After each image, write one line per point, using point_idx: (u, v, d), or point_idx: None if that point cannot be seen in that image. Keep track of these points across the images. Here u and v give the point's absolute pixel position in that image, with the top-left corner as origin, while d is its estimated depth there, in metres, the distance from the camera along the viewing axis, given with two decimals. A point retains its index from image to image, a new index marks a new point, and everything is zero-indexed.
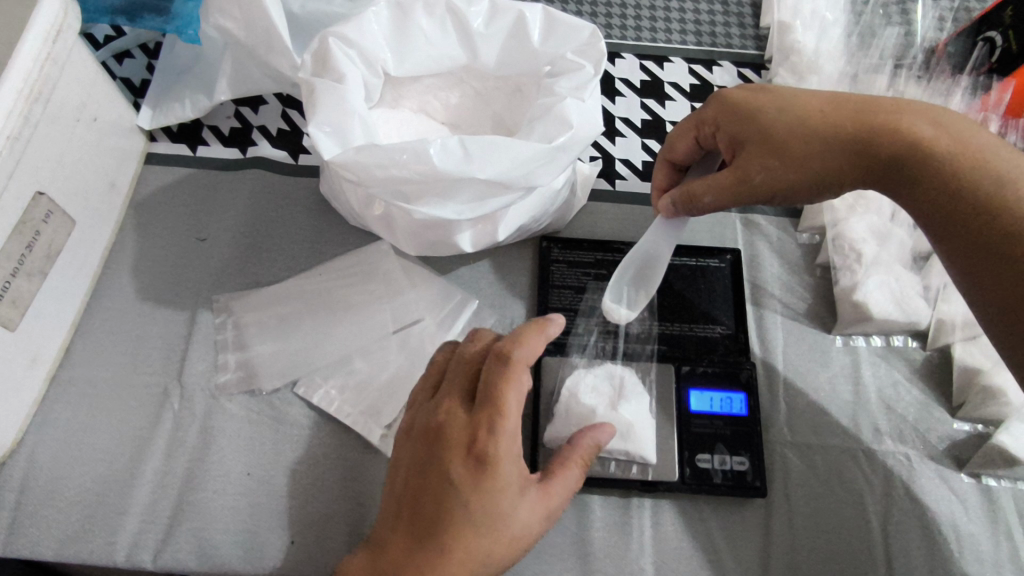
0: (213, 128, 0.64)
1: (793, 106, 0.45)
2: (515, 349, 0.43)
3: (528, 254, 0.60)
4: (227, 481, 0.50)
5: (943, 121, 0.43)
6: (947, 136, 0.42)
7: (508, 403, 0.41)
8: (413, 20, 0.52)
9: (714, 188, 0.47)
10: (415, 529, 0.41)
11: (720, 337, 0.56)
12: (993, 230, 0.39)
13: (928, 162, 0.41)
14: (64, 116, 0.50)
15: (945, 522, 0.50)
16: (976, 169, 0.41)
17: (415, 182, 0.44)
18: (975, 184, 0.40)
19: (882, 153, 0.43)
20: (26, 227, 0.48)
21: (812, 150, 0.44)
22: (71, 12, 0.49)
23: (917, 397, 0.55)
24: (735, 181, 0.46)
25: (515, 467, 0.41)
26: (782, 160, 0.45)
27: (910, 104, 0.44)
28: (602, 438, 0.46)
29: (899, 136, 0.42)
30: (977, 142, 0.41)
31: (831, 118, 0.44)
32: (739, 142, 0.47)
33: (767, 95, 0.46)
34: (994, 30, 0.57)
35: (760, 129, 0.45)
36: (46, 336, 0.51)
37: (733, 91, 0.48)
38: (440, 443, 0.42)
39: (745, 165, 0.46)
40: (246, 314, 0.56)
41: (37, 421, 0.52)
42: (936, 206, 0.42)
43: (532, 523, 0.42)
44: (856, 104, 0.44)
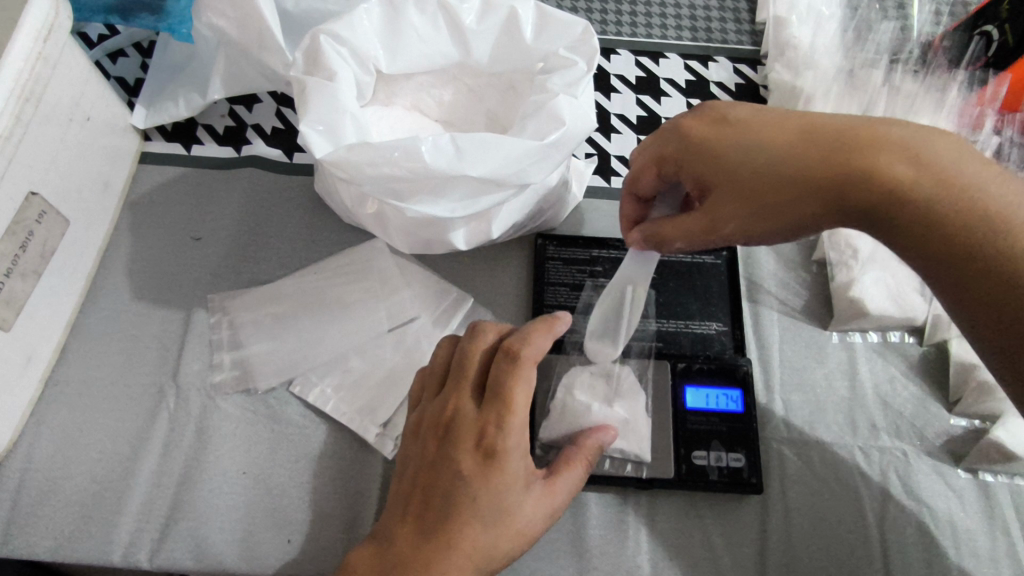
0: (208, 127, 0.64)
1: (759, 148, 0.42)
2: (525, 345, 0.43)
3: (523, 251, 0.60)
4: (223, 481, 0.50)
5: (923, 155, 0.39)
6: (926, 175, 0.38)
7: (517, 397, 0.42)
8: (405, 18, 0.52)
9: (685, 236, 0.45)
10: (422, 521, 0.40)
11: (715, 334, 0.56)
12: (986, 279, 0.37)
13: (908, 207, 0.38)
14: (57, 116, 0.50)
15: (942, 518, 0.50)
16: (958, 210, 0.38)
17: (408, 180, 0.44)
18: (957, 227, 0.37)
19: (859, 199, 0.40)
20: (19, 228, 0.48)
21: (783, 197, 0.41)
22: (62, 11, 0.49)
23: (914, 393, 0.55)
24: (705, 230, 0.44)
25: (523, 461, 0.42)
26: (752, 209, 0.42)
27: (887, 134, 0.40)
28: (604, 440, 0.47)
29: (876, 180, 0.39)
30: (963, 179, 0.38)
31: (800, 162, 0.41)
32: (704, 185, 0.44)
33: (730, 132, 0.43)
34: (991, 25, 0.57)
35: (726, 174, 0.43)
36: (41, 336, 0.51)
37: (695, 127, 0.44)
38: (449, 436, 0.42)
39: (714, 214, 0.44)
40: (241, 313, 0.56)
41: (33, 421, 0.52)
42: (921, 251, 0.39)
43: (538, 518, 0.42)
44: (826, 141, 0.40)
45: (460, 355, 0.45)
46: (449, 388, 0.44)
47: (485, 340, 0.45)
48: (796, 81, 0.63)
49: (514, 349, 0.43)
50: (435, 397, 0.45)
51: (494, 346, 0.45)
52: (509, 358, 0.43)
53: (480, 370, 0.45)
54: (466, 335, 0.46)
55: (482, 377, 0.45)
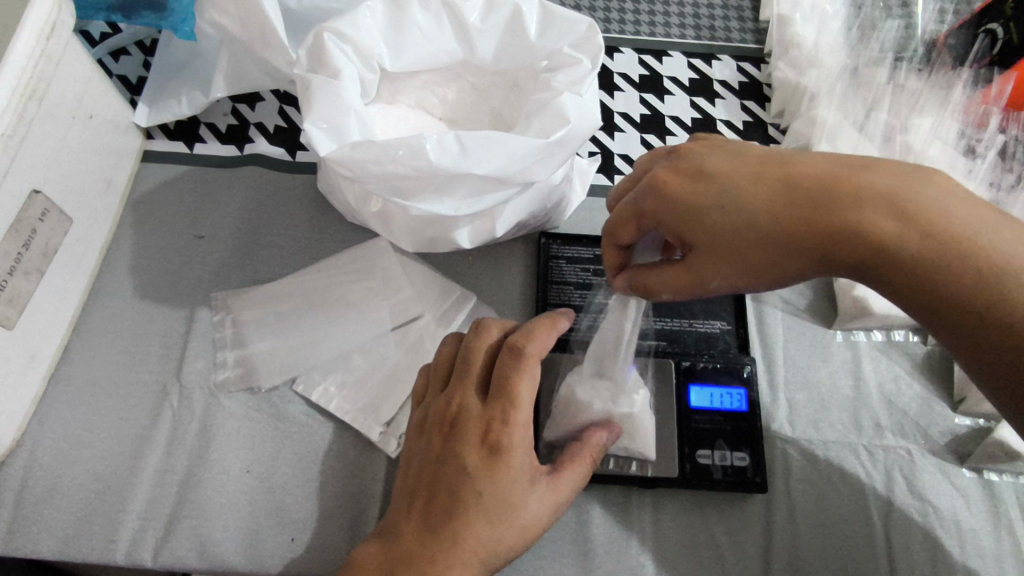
0: (211, 125, 0.63)
1: (739, 205, 0.40)
2: (529, 342, 0.43)
3: (526, 250, 0.59)
4: (227, 479, 0.50)
5: (910, 206, 0.37)
6: (914, 228, 0.37)
7: (522, 393, 0.42)
8: (409, 16, 0.52)
9: (670, 291, 0.44)
10: (428, 517, 0.40)
11: (719, 333, 0.56)
12: (984, 331, 0.35)
13: (898, 261, 0.37)
14: (60, 114, 0.50)
15: (947, 517, 0.50)
16: (951, 261, 0.36)
17: (412, 178, 0.44)
18: (952, 280, 0.36)
19: (846, 256, 0.38)
20: (23, 226, 0.48)
21: (767, 254, 0.40)
22: (64, 9, 0.48)
23: (918, 392, 0.55)
24: (689, 286, 0.43)
25: (527, 457, 0.42)
26: (736, 266, 0.41)
27: (872, 185, 0.38)
28: (608, 437, 0.47)
29: (862, 236, 0.37)
30: (953, 230, 0.36)
31: (782, 219, 0.39)
32: (686, 242, 0.42)
33: (709, 188, 0.41)
34: (995, 22, 0.56)
35: (707, 232, 0.41)
36: (44, 334, 0.51)
37: (671, 181, 0.42)
38: (454, 432, 0.42)
39: (698, 271, 0.42)
40: (244, 312, 0.56)
41: (37, 419, 0.52)
42: (915, 302, 0.38)
43: (543, 513, 0.42)
44: (807, 194, 0.39)
45: (464, 352, 0.45)
46: (453, 384, 0.44)
47: (489, 337, 0.45)
48: (799, 79, 0.63)
49: (519, 345, 0.43)
50: (439, 394, 0.45)
51: (498, 343, 0.46)
52: (513, 354, 0.43)
53: (484, 366, 0.45)
54: (470, 332, 0.46)
55: (486, 374, 0.45)
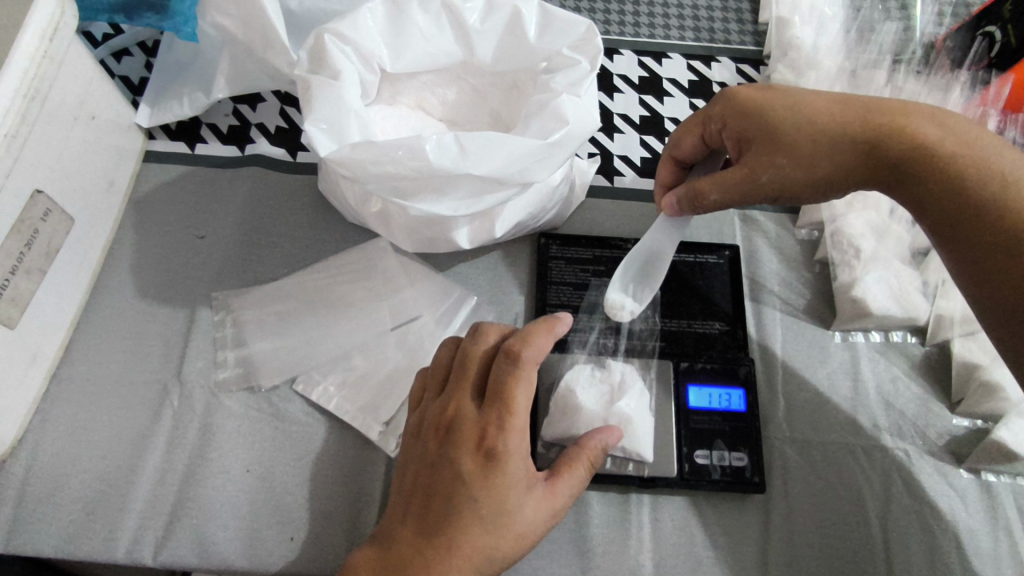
0: (212, 126, 0.64)
1: (800, 106, 0.45)
2: (524, 347, 0.43)
3: (526, 251, 0.60)
4: (226, 478, 0.50)
5: (946, 122, 0.43)
6: (950, 137, 0.42)
7: (518, 399, 0.42)
8: (408, 16, 0.52)
9: (721, 187, 0.47)
10: (423, 522, 0.41)
11: (718, 334, 0.56)
12: (1002, 232, 0.39)
13: (932, 165, 0.42)
14: (62, 115, 0.50)
15: (944, 518, 0.50)
16: (978, 169, 0.41)
17: (411, 178, 0.44)
18: (980, 183, 0.41)
19: (888, 156, 0.43)
20: (24, 226, 0.48)
21: (819, 149, 0.44)
22: (68, 10, 0.49)
23: (917, 393, 0.55)
24: (742, 180, 0.46)
25: (524, 463, 0.42)
26: (791, 159, 0.45)
27: (916, 105, 0.44)
28: (608, 441, 0.46)
29: (906, 138, 0.42)
30: (981, 144, 0.42)
31: (838, 119, 0.44)
32: (746, 140, 0.47)
33: (774, 93, 0.47)
34: (993, 26, 0.57)
35: (769, 128, 0.45)
36: (46, 333, 0.52)
37: (741, 90, 0.48)
38: (449, 438, 0.42)
39: (754, 164, 0.46)
40: (246, 311, 0.57)
41: (38, 418, 0.52)
42: (941, 210, 0.42)
43: (539, 520, 0.42)
44: (860, 103, 0.44)
45: (461, 357, 0.45)
46: (450, 389, 0.45)
47: (486, 341, 0.46)
48: (798, 81, 0.63)
49: (514, 350, 0.43)
50: (436, 398, 0.46)
51: (495, 347, 0.46)
52: (508, 359, 0.43)
53: (481, 371, 0.45)
54: (468, 336, 0.46)
55: (482, 379, 0.45)
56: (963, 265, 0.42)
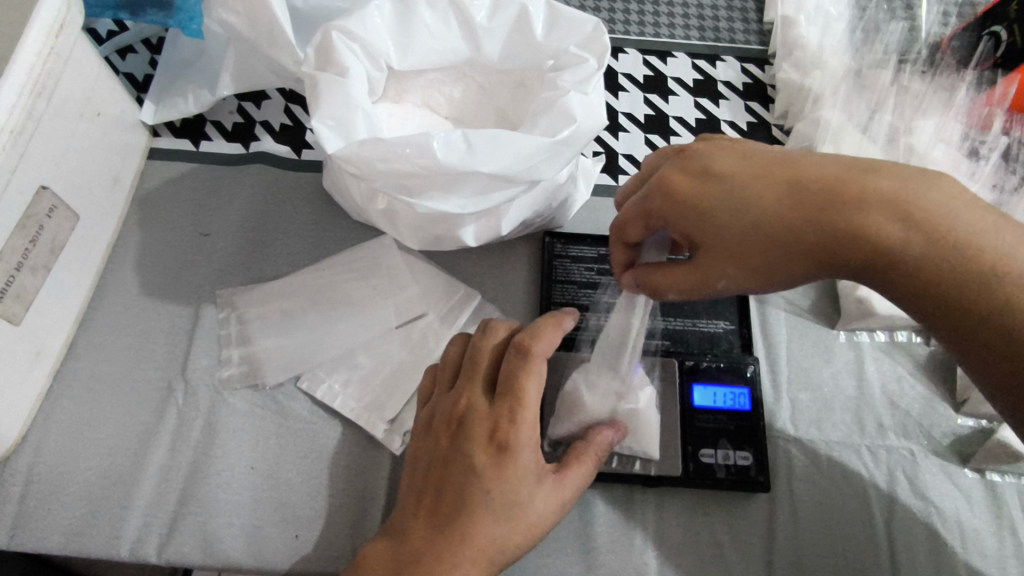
0: (216, 123, 0.64)
1: (747, 204, 0.41)
2: (535, 342, 0.43)
3: (530, 249, 0.60)
4: (231, 476, 0.50)
5: (913, 211, 0.38)
6: (918, 232, 0.38)
7: (529, 392, 0.42)
8: (416, 14, 0.52)
9: (678, 289, 0.45)
10: (435, 515, 0.41)
11: (722, 333, 0.56)
12: (978, 339, 0.37)
13: (901, 261, 0.38)
14: (68, 111, 0.50)
15: (949, 518, 0.50)
16: (952, 267, 0.37)
17: (418, 176, 0.44)
18: (954, 283, 0.37)
19: (852, 255, 0.39)
20: (29, 223, 0.48)
21: (776, 253, 0.41)
22: (74, 6, 0.49)
23: (921, 393, 0.55)
24: (698, 285, 0.44)
25: (534, 456, 0.42)
26: (743, 268, 0.42)
27: (877, 189, 0.39)
28: (615, 436, 0.47)
29: (866, 235, 0.39)
30: (957, 232, 0.38)
31: (790, 218, 0.40)
32: (693, 242, 0.43)
33: (716, 188, 0.42)
34: (1000, 25, 0.57)
35: (716, 234, 0.42)
36: (50, 330, 0.52)
37: (678, 180, 0.43)
38: (461, 431, 0.42)
39: (707, 270, 0.43)
40: (250, 309, 0.56)
41: (42, 415, 0.52)
42: (919, 303, 0.39)
43: (550, 512, 0.42)
44: (811, 194, 0.40)
45: (472, 352, 0.45)
46: (461, 384, 0.44)
47: (496, 337, 0.46)
48: (803, 81, 0.63)
49: (525, 345, 0.43)
50: (446, 393, 0.46)
51: (505, 342, 0.46)
52: (520, 354, 0.43)
53: (491, 366, 0.45)
54: (478, 332, 0.47)
55: (492, 374, 0.45)
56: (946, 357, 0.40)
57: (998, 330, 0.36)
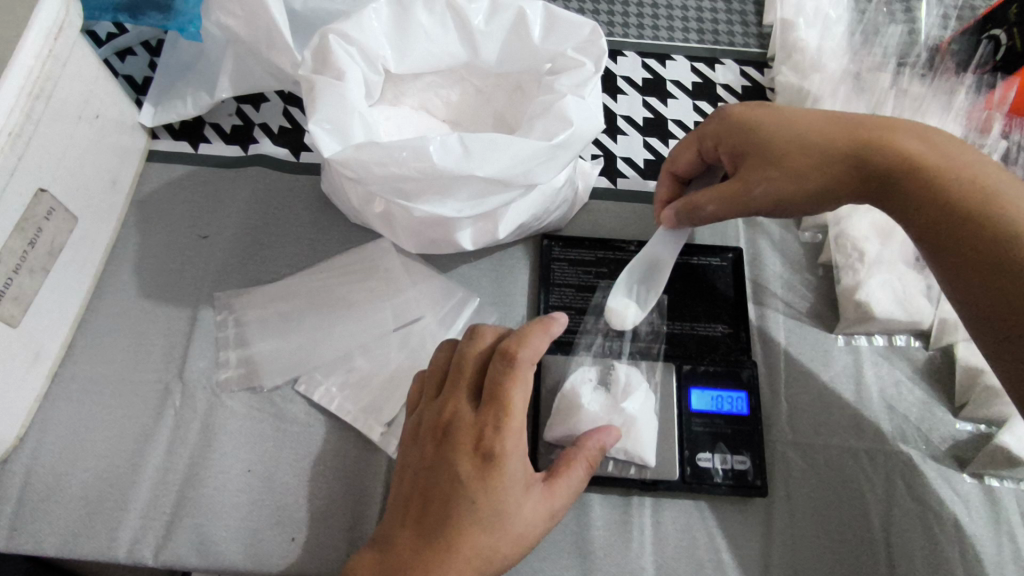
0: (215, 126, 0.64)
1: (792, 123, 0.46)
2: (520, 348, 0.43)
3: (528, 252, 0.60)
4: (228, 478, 0.50)
5: (932, 138, 0.44)
6: (935, 152, 0.43)
7: (515, 400, 0.42)
8: (413, 17, 0.51)
9: (716, 200, 0.48)
10: (422, 524, 0.41)
11: (721, 336, 0.56)
12: (984, 243, 0.40)
13: (920, 179, 0.43)
14: (67, 114, 0.50)
15: (948, 523, 0.50)
16: (963, 181, 0.42)
17: (415, 180, 0.44)
18: (963, 194, 0.41)
19: (876, 167, 0.44)
20: (28, 225, 0.48)
21: (811, 163, 0.45)
22: (72, 9, 0.49)
23: (920, 397, 0.55)
24: (736, 192, 0.47)
25: (522, 464, 0.42)
26: (780, 172, 0.46)
27: (903, 122, 0.45)
28: (607, 440, 0.46)
29: (893, 153, 0.43)
30: (967, 159, 0.42)
31: (827, 135, 0.45)
32: (739, 154, 0.48)
33: (767, 111, 0.48)
34: (999, 28, 0.57)
35: (761, 143, 0.47)
36: (48, 333, 0.52)
37: (733, 107, 0.49)
38: (447, 440, 0.42)
39: (747, 177, 0.47)
40: (247, 312, 0.56)
41: (39, 417, 0.52)
42: (929, 221, 0.42)
43: (538, 519, 0.42)
44: (850, 121, 0.45)
45: (458, 359, 0.45)
46: (446, 391, 0.44)
47: (482, 342, 0.46)
48: (803, 84, 0.63)
49: (511, 351, 0.43)
50: (433, 400, 0.46)
51: (492, 348, 0.46)
52: (505, 360, 0.43)
53: (477, 372, 0.45)
54: (465, 338, 0.46)
55: (478, 380, 0.45)
56: (949, 279, 0.42)
57: (1003, 232, 0.39)
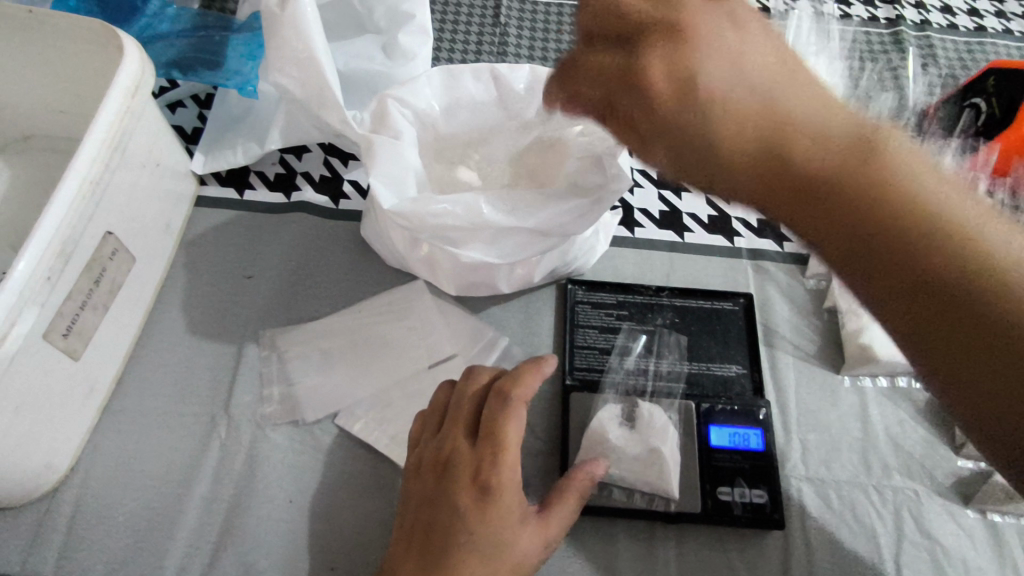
0: (259, 173, 0.68)
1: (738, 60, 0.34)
2: (514, 387, 0.47)
3: (554, 296, 0.64)
4: (271, 508, 0.53)
5: (829, 135, 0.32)
6: (898, 158, 0.32)
7: (509, 435, 0.45)
8: (461, 84, 0.57)
9: (651, 34, 0.36)
10: (421, 556, 0.42)
11: (735, 376, 0.60)
12: (960, 319, 0.28)
13: (870, 176, 0.30)
14: (133, 163, 0.54)
15: (955, 557, 0.53)
16: (901, 211, 0.30)
17: (464, 230, 0.48)
18: (921, 223, 0.29)
19: (856, 176, 0.31)
20: (95, 265, 0.51)
21: (771, 93, 0.33)
22: (147, 71, 0.54)
23: (923, 436, 0.58)
24: (683, 96, 0.35)
25: (517, 497, 0.45)
26: (728, 117, 0.34)
27: (845, 117, 0.33)
28: (593, 474, 0.50)
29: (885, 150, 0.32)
30: (901, 171, 0.31)
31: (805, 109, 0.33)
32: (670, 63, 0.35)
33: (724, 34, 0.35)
34: (978, 98, 0.64)
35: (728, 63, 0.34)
36: (102, 367, 0.54)
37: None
38: (447, 473, 0.45)
39: (699, 84, 0.34)
40: (289, 348, 0.60)
41: (90, 448, 0.54)
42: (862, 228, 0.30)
43: (532, 551, 0.44)
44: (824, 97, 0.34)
45: (456, 399, 0.49)
46: (446, 428, 0.48)
47: (477, 383, 0.50)
48: None
49: (505, 389, 0.47)
50: (433, 437, 0.48)
51: (487, 388, 0.49)
52: (500, 398, 0.47)
53: (473, 410, 0.48)
54: (462, 379, 0.50)
55: (475, 417, 0.48)
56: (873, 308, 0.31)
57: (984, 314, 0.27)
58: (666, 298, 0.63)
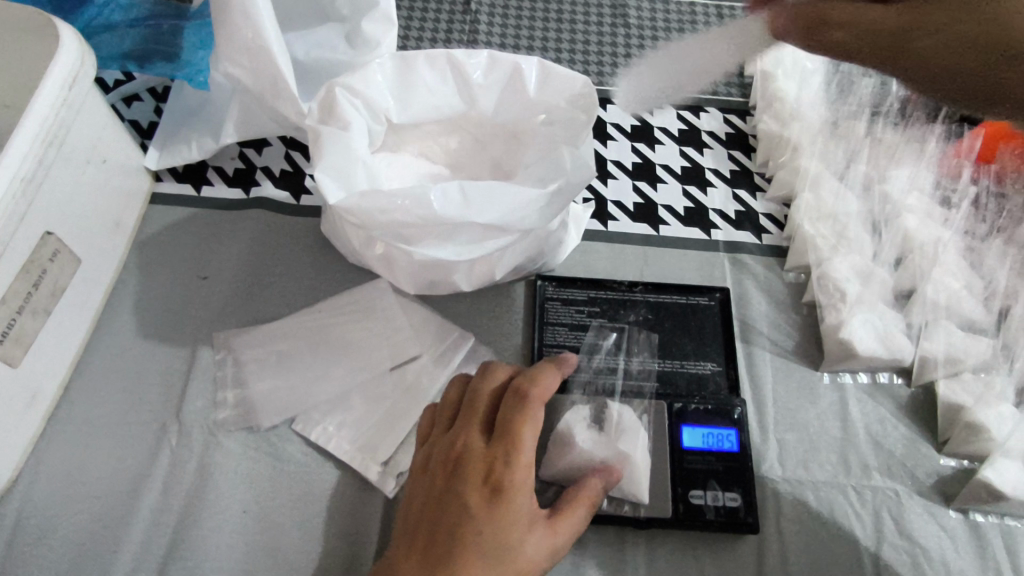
0: (218, 169, 0.65)
1: None
2: (533, 386, 0.45)
3: (523, 293, 0.61)
4: (224, 518, 0.50)
5: None
6: None
7: (526, 434, 0.43)
8: (416, 72, 0.55)
9: None
10: (426, 556, 0.40)
11: (709, 374, 0.57)
12: None
13: None
14: (75, 158, 0.52)
15: (936, 559, 0.51)
16: None
17: (416, 226, 0.46)
18: None
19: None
20: (34, 266, 0.49)
21: None
22: (87, 61, 0.51)
23: (904, 433, 0.56)
24: None
25: (528, 501, 0.42)
26: None
27: None
28: (607, 482, 0.48)
29: None
30: None
31: None
32: None
33: None
34: None
35: None
36: (46, 374, 0.52)
37: None
38: (457, 472, 0.42)
39: None
40: (246, 351, 0.57)
41: (34, 458, 0.52)
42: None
43: (540, 558, 0.42)
44: None
45: (471, 395, 0.47)
46: (458, 426, 0.45)
47: (494, 381, 0.47)
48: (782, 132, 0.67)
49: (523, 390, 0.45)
50: (443, 435, 0.46)
51: (503, 387, 0.47)
52: (518, 397, 0.44)
53: (488, 409, 0.46)
54: (478, 375, 0.48)
55: (488, 415, 0.46)
56: None
57: None
58: (639, 294, 0.61)
